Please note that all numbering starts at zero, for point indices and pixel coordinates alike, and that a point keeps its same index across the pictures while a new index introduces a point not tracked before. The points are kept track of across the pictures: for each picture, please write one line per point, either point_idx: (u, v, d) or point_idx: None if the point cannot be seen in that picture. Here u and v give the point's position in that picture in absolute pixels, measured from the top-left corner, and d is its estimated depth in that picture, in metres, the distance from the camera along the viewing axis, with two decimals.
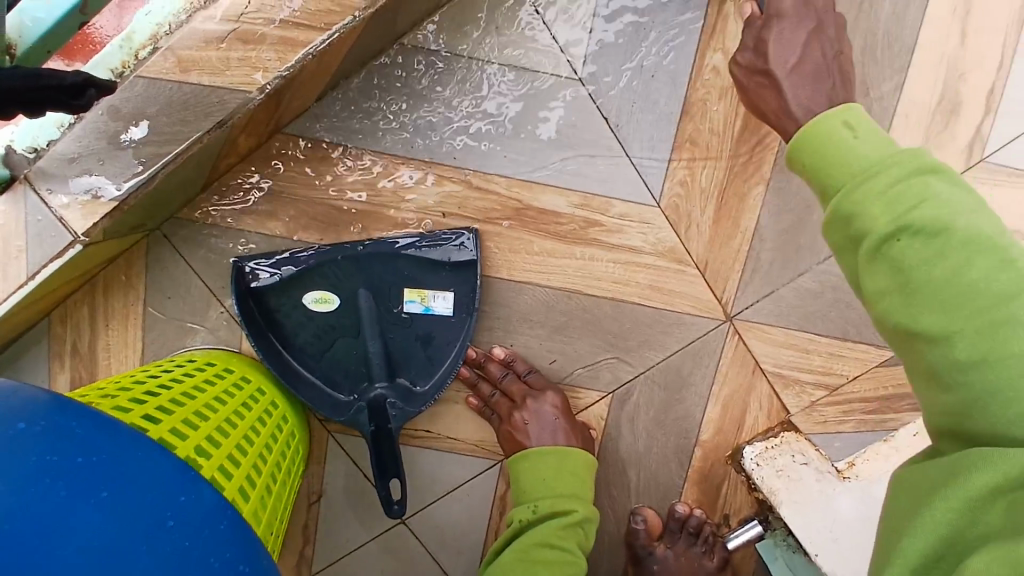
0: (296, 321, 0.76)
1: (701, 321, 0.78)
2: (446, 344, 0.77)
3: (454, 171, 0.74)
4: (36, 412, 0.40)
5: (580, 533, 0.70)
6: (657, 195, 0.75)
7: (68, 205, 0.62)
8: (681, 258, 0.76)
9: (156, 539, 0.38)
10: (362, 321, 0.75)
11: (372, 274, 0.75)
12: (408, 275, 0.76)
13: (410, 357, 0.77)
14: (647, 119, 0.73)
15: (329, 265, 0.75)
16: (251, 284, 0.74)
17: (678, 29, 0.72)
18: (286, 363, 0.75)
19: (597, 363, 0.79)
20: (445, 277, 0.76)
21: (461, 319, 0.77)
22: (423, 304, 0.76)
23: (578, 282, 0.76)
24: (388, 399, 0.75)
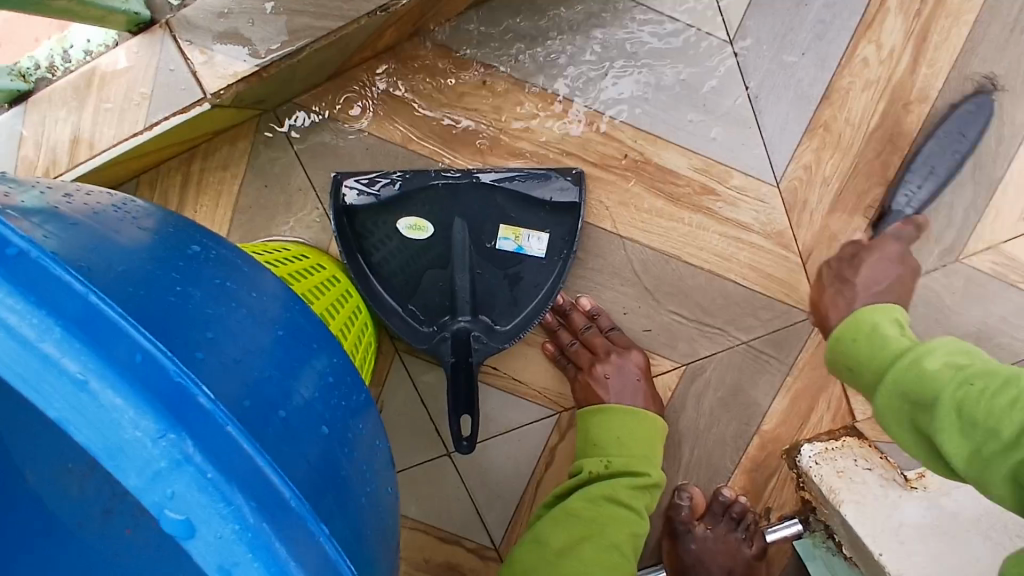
0: (383, 242, 0.73)
1: (790, 310, 0.77)
2: (533, 287, 0.75)
3: (584, 110, 0.73)
4: (210, 246, 0.41)
5: (647, 497, 0.70)
6: (779, 175, 0.74)
7: (207, 62, 0.61)
8: (786, 243, 0.76)
9: (319, 384, 0.39)
10: (454, 253, 0.73)
11: (472, 204, 0.73)
12: (506, 211, 0.73)
13: (494, 295, 0.75)
14: (786, 98, 0.74)
15: (428, 192, 0.73)
16: (347, 201, 0.72)
17: (833, 18, 0.74)
18: (372, 287, 0.73)
19: (680, 332, 0.78)
20: (542, 219, 0.74)
21: (552, 263, 0.74)
22: (516, 244, 0.74)
23: (679, 247, 0.75)
24: (471, 334, 0.73)
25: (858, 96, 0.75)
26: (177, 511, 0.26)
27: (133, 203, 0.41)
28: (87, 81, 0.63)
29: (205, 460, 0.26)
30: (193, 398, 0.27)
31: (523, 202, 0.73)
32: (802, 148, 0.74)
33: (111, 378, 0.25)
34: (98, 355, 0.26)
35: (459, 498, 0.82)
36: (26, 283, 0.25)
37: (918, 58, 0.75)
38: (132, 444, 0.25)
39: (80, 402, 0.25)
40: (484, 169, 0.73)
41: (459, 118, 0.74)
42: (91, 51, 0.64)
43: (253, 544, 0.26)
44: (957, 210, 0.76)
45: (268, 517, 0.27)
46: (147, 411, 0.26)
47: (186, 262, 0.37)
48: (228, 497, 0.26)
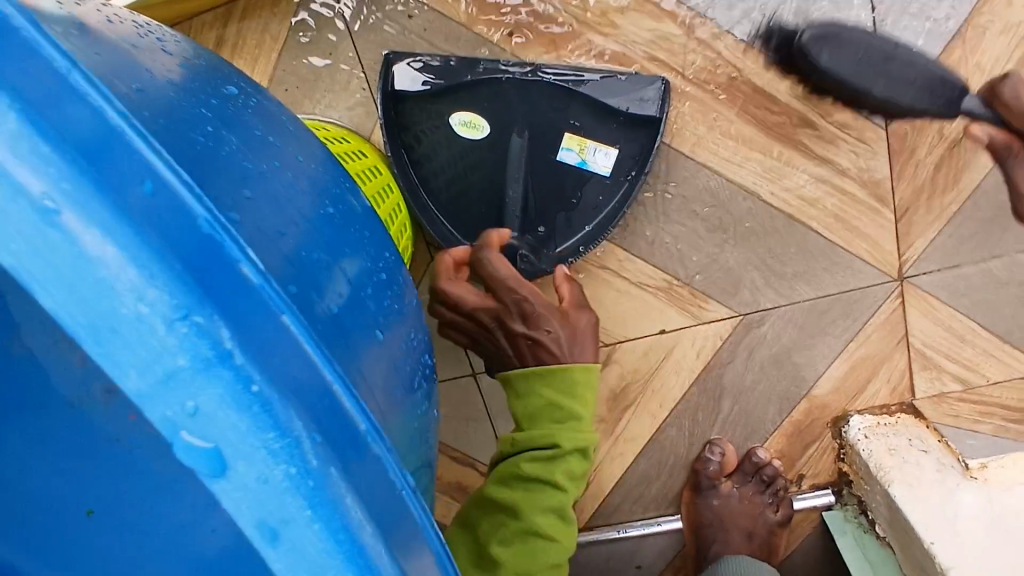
0: (430, 138, 0.65)
1: (869, 270, 0.69)
2: (592, 209, 0.66)
3: (680, 11, 0.65)
4: (249, 91, 0.38)
5: (571, 428, 0.56)
6: (890, 116, 0.66)
7: None
8: (880, 195, 0.68)
9: (357, 265, 0.36)
10: (509, 160, 0.65)
11: (539, 109, 0.64)
12: (574, 117, 0.64)
13: (548, 213, 0.66)
14: (915, 26, 0.64)
15: (488, 86, 0.64)
16: (394, 86, 0.64)
17: None
18: (414, 190, 0.66)
19: (743, 279, 0.71)
20: (615, 131, 0.65)
21: (618, 182, 0.66)
22: (579, 158, 0.65)
23: (761, 184, 0.67)
24: (520, 252, 0.66)
25: (995, 39, 0.64)
26: (205, 435, 0.23)
27: (167, 32, 0.38)
28: None
29: (242, 367, 0.23)
30: (236, 264, 0.24)
31: (595, 112, 0.64)
32: None
33: (112, 227, 0.22)
34: (100, 194, 0.22)
35: (477, 421, 0.78)
36: (21, 90, 0.22)
37: None
38: (137, 324, 0.22)
39: (63, 255, 0.22)
40: (554, 68, 0.65)
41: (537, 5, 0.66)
42: None
43: (307, 492, 0.23)
44: None
45: (321, 451, 0.24)
46: (160, 281, 0.23)
47: (222, 105, 0.34)
48: (275, 422, 0.23)
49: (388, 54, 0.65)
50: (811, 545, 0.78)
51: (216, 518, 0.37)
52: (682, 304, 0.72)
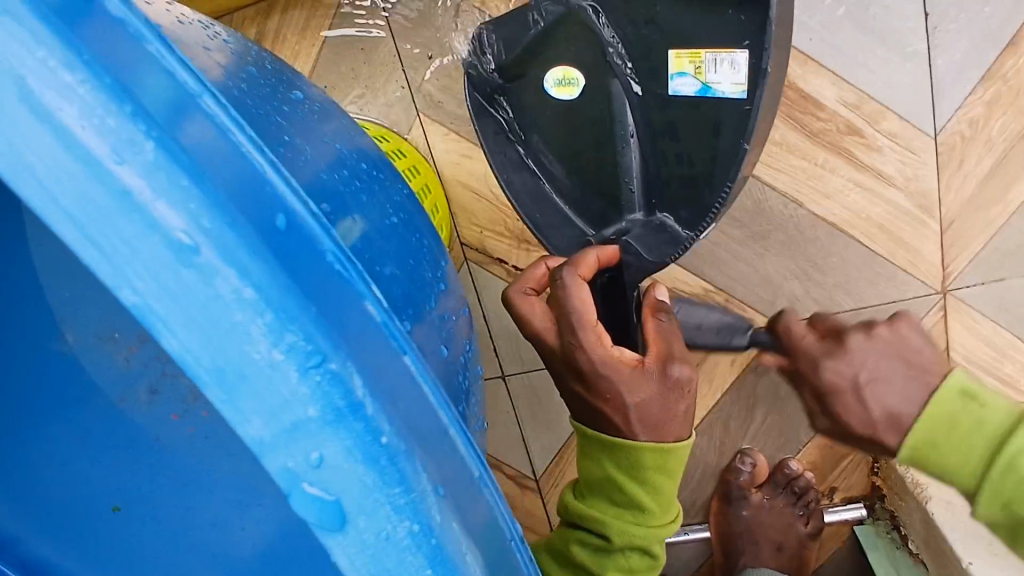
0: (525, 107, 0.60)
1: (914, 282, 0.68)
2: (733, 154, 0.50)
3: None
4: (313, 97, 0.38)
5: (629, 519, 0.50)
6: (938, 126, 0.64)
7: None
8: (927, 205, 0.66)
9: (425, 284, 0.37)
10: (612, 119, 0.57)
11: (651, 43, 0.53)
12: (680, 31, 0.51)
13: (668, 176, 0.55)
14: (968, 34, 0.63)
15: (577, 27, 0.56)
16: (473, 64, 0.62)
17: None
18: (532, 177, 0.61)
19: (782, 289, 0.69)
20: (749, 15, 0.47)
21: (760, 102, 0.48)
22: (698, 81, 0.50)
23: (803, 192, 0.66)
24: (631, 235, 0.57)
25: None
26: (325, 487, 0.23)
27: (226, 34, 0.38)
28: None
29: (367, 421, 0.23)
30: (361, 305, 0.25)
31: (700, 4, 0.49)
32: (973, 98, 0.63)
33: (247, 267, 0.22)
34: (234, 228, 0.22)
35: (506, 424, 0.77)
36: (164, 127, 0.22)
37: None
38: (271, 374, 0.22)
39: (202, 301, 0.22)
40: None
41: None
42: None
43: (429, 551, 0.24)
44: None
45: (440, 507, 0.25)
46: (293, 330, 0.23)
47: (293, 111, 0.34)
48: (402, 477, 0.24)
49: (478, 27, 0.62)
50: (839, 560, 0.77)
51: (251, 517, 0.39)
52: None
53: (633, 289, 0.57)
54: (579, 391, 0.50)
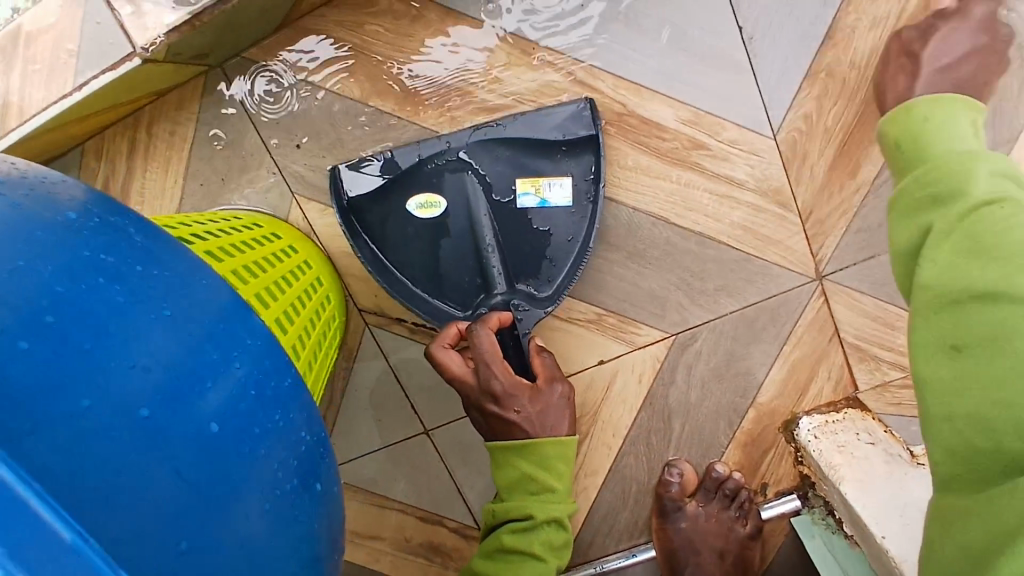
0: (398, 230, 0.66)
1: (789, 273, 0.71)
2: (567, 240, 0.67)
3: (560, 59, 0.67)
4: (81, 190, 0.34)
5: (545, 499, 0.61)
6: (776, 126, 0.68)
7: (134, 15, 0.59)
8: (784, 201, 0.69)
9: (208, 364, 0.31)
10: (479, 224, 0.65)
11: (504, 177, 0.66)
12: (522, 163, 0.66)
13: (527, 261, 0.67)
14: (783, 39, 0.67)
15: (434, 164, 0.66)
16: (348, 196, 0.65)
17: None
18: (413, 291, 0.66)
19: (667, 300, 0.72)
20: (561, 161, 0.66)
21: (581, 209, 0.67)
22: (539, 198, 0.66)
23: (667, 209, 0.70)
24: (511, 305, 0.66)
25: (864, 36, 0.66)
26: None
27: None
28: (14, 39, 0.62)
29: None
30: None
31: (536, 149, 0.66)
32: (801, 95, 0.67)
33: None
34: None
35: (439, 477, 0.78)
36: None
37: None
38: None
39: None
40: (481, 125, 0.66)
41: (402, 75, 0.68)
42: (19, 8, 0.62)
43: None
44: None
45: None
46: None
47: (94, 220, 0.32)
48: None
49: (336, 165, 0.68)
50: (787, 553, 0.78)
51: None
52: (616, 332, 0.74)
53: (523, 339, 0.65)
54: (493, 409, 0.60)
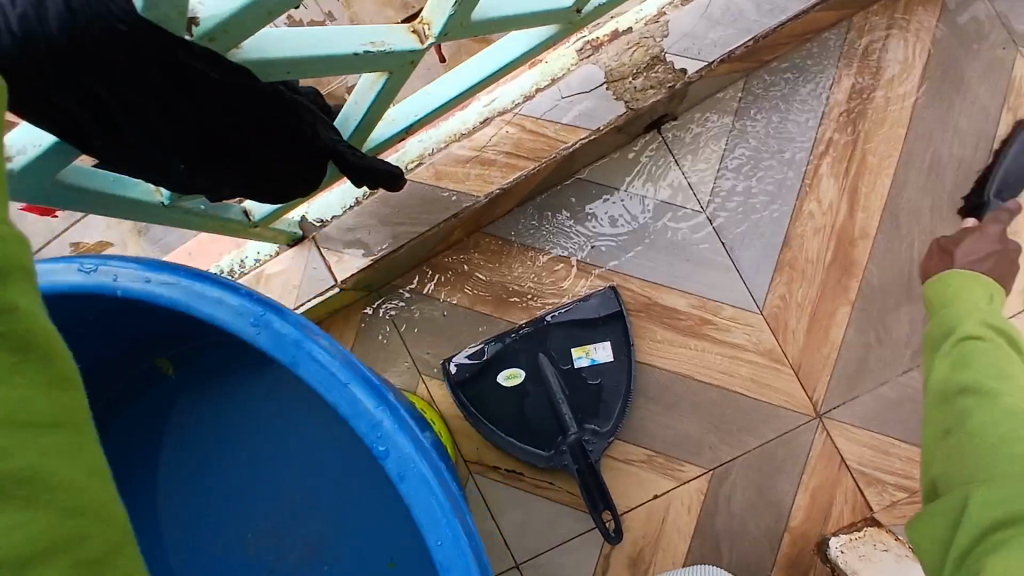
0: (493, 391, 0.96)
1: (793, 414, 0.93)
2: (615, 386, 0.95)
3: (602, 271, 0.96)
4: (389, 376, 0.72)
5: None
6: (760, 303, 0.93)
7: (338, 259, 0.87)
8: (779, 358, 0.93)
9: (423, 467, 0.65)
10: (548, 380, 0.95)
11: (562, 345, 0.96)
12: (574, 338, 0.96)
13: (587, 402, 0.95)
14: (755, 246, 0.93)
15: (516, 347, 0.96)
16: (459, 378, 0.96)
17: (789, 175, 0.93)
18: (505, 434, 0.95)
19: (702, 442, 0.94)
20: (601, 332, 0.95)
21: (621, 362, 0.95)
22: (589, 357, 0.95)
23: (692, 369, 0.95)
24: (582, 441, 0.93)
25: (813, 240, 0.92)
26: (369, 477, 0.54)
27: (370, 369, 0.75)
28: (254, 281, 0.89)
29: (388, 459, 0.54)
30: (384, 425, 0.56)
31: (584, 324, 0.95)
32: (775, 284, 0.93)
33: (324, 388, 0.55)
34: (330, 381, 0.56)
35: None
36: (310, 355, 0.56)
37: (854, 205, 0.92)
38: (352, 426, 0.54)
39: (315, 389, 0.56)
40: (544, 314, 0.96)
41: (496, 288, 0.98)
42: (261, 257, 0.89)
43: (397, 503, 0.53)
44: (918, 320, 0.91)
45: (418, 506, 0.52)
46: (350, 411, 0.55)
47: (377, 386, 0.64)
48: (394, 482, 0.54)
49: (447, 357, 0.98)
50: None
51: None
52: (665, 470, 0.95)
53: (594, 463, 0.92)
54: None
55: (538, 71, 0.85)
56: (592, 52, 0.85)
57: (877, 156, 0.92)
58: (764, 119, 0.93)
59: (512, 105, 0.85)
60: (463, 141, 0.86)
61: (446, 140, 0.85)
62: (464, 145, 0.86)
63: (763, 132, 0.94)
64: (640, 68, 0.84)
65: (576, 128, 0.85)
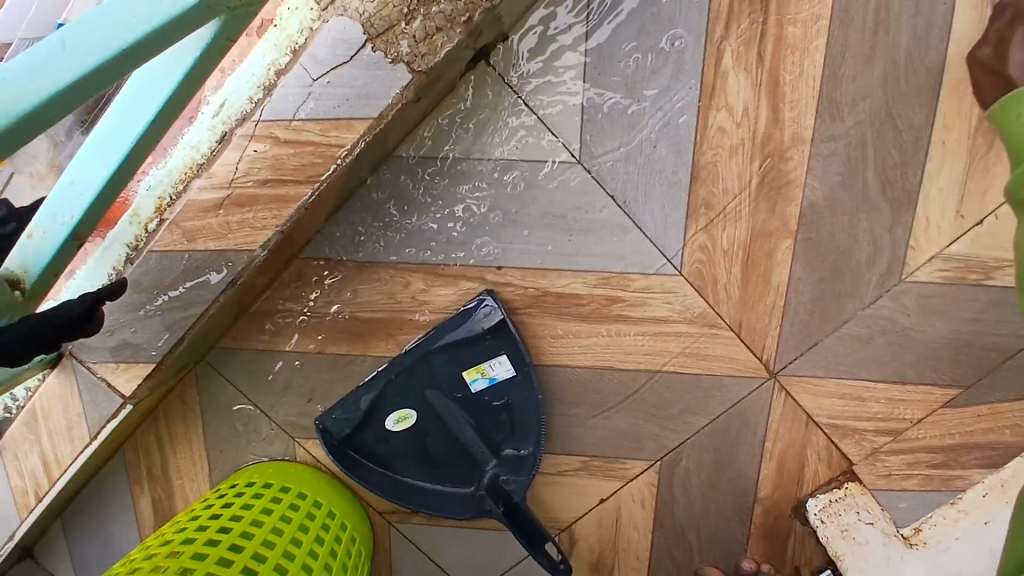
0: (383, 442, 0.77)
1: (743, 381, 0.74)
2: (525, 403, 0.75)
3: (467, 269, 0.73)
4: None
5: None
6: (678, 263, 0.71)
7: (112, 369, 0.67)
8: (713, 321, 0.73)
9: None
10: (445, 417, 0.75)
11: (450, 373, 0.75)
12: (460, 359, 0.74)
13: (497, 427, 0.76)
14: (655, 190, 0.69)
15: (393, 385, 0.75)
16: (342, 440, 0.77)
17: (679, 78, 0.67)
18: (413, 486, 0.78)
19: (640, 434, 0.77)
20: (489, 345, 0.74)
21: (525, 373, 0.74)
22: (486, 377, 0.74)
23: (608, 358, 0.75)
24: (501, 478, 0.76)
25: (728, 165, 0.68)
26: None
27: None
28: (33, 416, 0.71)
29: None
30: None
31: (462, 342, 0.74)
32: (691, 231, 0.70)
33: None
34: None
35: None
36: None
37: (776, 104, 0.66)
38: None
39: None
40: (421, 339, 0.74)
41: (346, 320, 0.76)
42: (30, 386, 0.71)
43: None
44: (881, 234, 0.69)
45: None
46: None
47: None
48: None
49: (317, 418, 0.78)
50: None
51: None
52: (606, 471, 0.78)
53: (522, 501, 0.74)
54: None
55: (269, 42, 0.56)
56: None
57: (800, 24, 0.65)
58: (627, 9, 0.66)
59: (252, 105, 0.58)
60: (203, 179, 0.59)
61: (183, 181, 0.60)
62: (205, 185, 0.59)
63: (631, 27, 0.66)
64: (413, 5, 0.55)
65: (349, 121, 0.57)
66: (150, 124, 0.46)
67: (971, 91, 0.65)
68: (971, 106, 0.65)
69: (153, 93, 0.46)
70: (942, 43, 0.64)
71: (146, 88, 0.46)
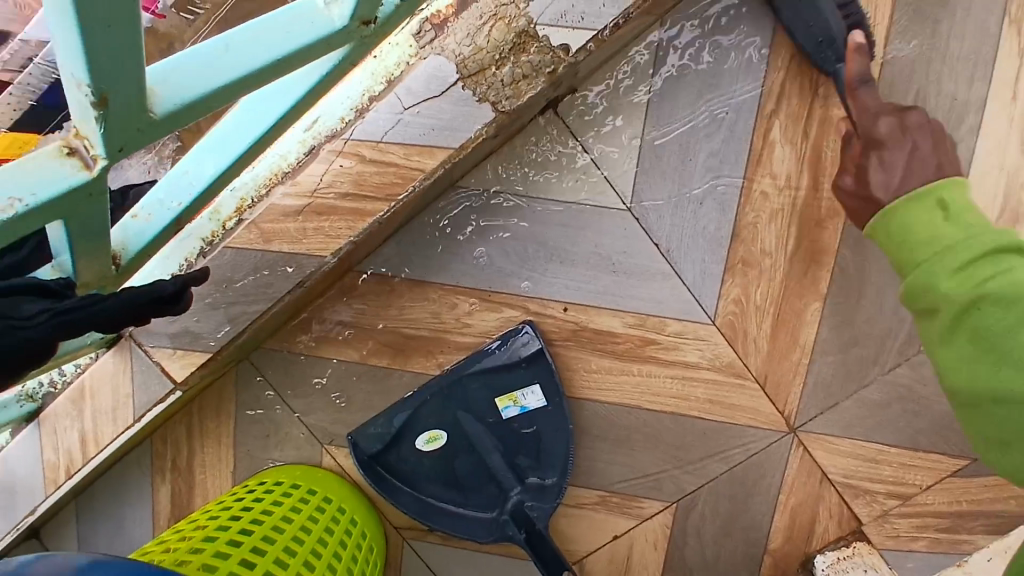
0: (411, 458, 0.79)
1: (764, 432, 0.77)
2: (553, 432, 0.78)
3: (512, 298, 0.77)
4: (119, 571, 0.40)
5: None
6: (713, 313, 0.75)
7: (170, 355, 0.70)
8: (740, 372, 0.76)
9: None
10: (474, 440, 0.78)
11: (484, 397, 0.78)
12: (496, 384, 0.77)
13: (523, 454, 0.78)
14: (698, 243, 0.74)
15: (428, 403, 0.78)
16: (371, 452, 0.79)
17: (728, 144, 0.72)
18: (434, 504, 0.79)
19: (660, 475, 0.79)
20: (524, 373, 0.77)
21: (556, 405, 0.77)
22: (518, 405, 0.78)
23: (636, 398, 0.78)
24: (524, 504, 0.78)
25: (767, 227, 0.73)
26: None
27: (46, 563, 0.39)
28: (81, 393, 0.73)
29: None
30: None
31: (500, 367, 0.77)
32: (727, 284, 0.74)
33: None
34: None
35: None
36: None
37: (817, 175, 0.72)
38: None
39: None
40: (459, 362, 0.78)
41: (389, 335, 0.79)
42: (81, 363, 0.73)
43: None
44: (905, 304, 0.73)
45: None
46: None
47: None
48: None
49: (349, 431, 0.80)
50: None
51: None
52: (622, 509, 0.81)
53: (541, 527, 0.77)
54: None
55: (366, 71, 0.62)
56: (436, 34, 0.61)
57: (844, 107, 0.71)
58: (687, 78, 0.72)
59: (344, 124, 0.63)
60: (287, 186, 0.64)
61: (268, 186, 0.64)
62: (288, 192, 0.64)
63: (689, 93, 0.72)
64: (504, 52, 0.61)
65: (431, 148, 0.63)
66: (269, 129, 0.51)
67: (995, 183, 0.70)
68: (995, 196, 0.70)
69: (275, 101, 0.51)
70: (972, 137, 0.70)
71: (269, 95, 0.51)
